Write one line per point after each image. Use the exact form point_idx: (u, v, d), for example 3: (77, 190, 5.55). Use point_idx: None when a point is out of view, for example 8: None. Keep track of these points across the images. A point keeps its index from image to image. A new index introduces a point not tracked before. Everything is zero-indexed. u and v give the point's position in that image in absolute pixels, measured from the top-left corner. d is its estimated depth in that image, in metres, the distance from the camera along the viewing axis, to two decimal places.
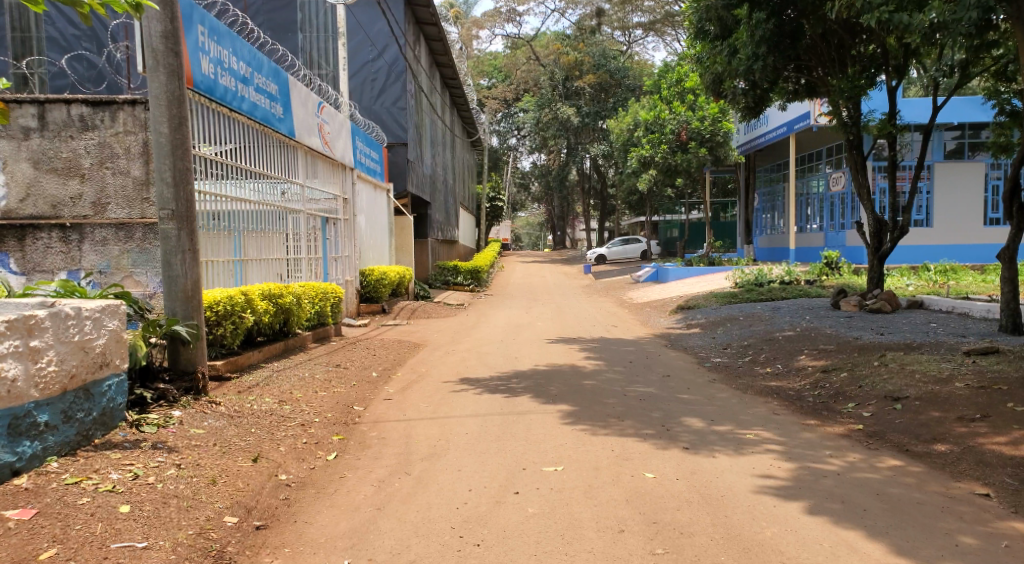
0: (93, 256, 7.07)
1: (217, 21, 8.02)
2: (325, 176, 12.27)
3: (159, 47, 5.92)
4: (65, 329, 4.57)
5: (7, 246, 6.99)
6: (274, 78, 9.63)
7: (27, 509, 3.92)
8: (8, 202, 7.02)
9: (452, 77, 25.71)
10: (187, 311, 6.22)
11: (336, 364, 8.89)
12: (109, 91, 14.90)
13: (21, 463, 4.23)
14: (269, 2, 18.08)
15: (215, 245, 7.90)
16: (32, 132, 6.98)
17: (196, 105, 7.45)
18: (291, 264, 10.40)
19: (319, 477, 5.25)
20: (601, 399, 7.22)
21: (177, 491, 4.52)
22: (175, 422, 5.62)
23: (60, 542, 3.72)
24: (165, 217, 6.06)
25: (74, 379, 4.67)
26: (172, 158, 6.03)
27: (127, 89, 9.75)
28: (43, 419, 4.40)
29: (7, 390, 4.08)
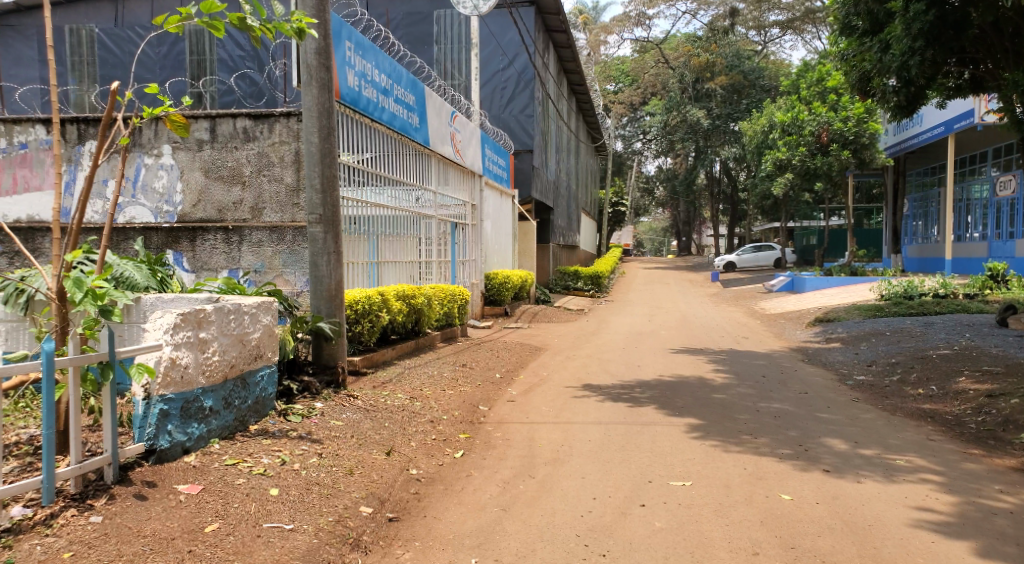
0: (251, 256, 7.67)
1: (362, 36, 8.46)
2: (456, 182, 12.65)
3: (313, 62, 6.36)
4: (227, 323, 4.99)
5: (181, 247, 7.70)
6: (412, 90, 10.05)
7: (195, 485, 4.33)
8: (183, 207, 7.71)
9: (579, 83, 25.73)
10: (331, 309, 6.59)
11: (461, 364, 9.13)
12: (268, 107, 15.80)
13: (190, 442, 4.68)
14: (408, 16, 18.92)
15: (356, 248, 8.37)
16: (205, 144, 7.66)
17: (341, 116, 7.92)
18: (422, 266, 10.81)
19: (447, 474, 5.40)
20: (732, 414, 6.95)
21: (319, 479, 4.81)
22: (317, 413, 5.99)
23: (221, 517, 4.06)
24: (313, 221, 6.48)
25: (234, 368, 5.10)
26: (321, 165, 6.43)
27: (284, 103, 10.53)
28: (208, 404, 4.83)
29: (180, 376, 4.53)
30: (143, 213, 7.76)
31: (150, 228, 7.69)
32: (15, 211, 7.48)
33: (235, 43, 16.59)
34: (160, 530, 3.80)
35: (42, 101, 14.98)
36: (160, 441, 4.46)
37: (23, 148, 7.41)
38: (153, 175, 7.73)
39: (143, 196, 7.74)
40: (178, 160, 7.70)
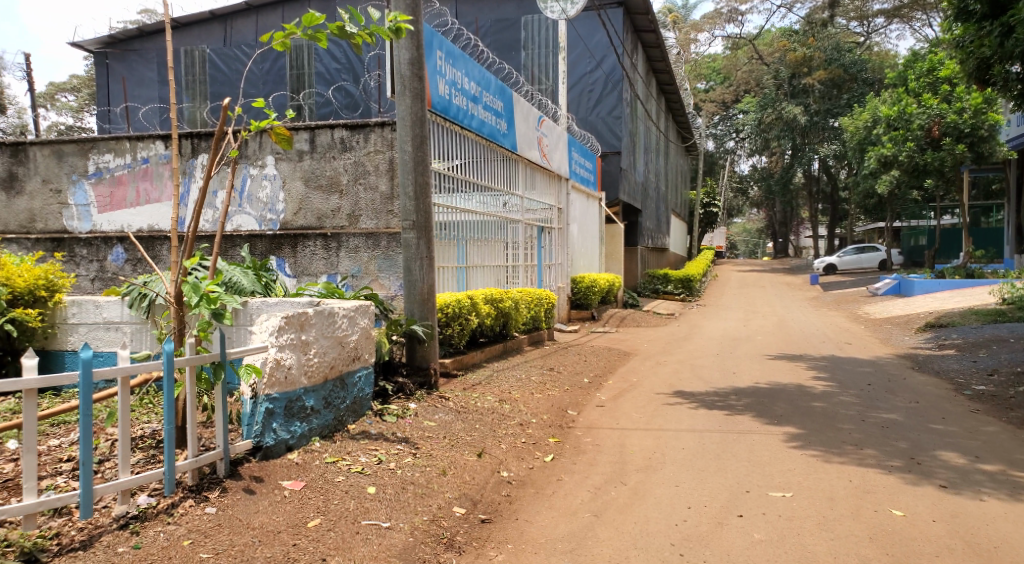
0: (348, 261, 7.94)
1: (453, 45, 8.63)
2: (543, 187, 12.69)
3: (407, 73, 6.52)
4: (328, 325, 5.19)
5: (283, 253, 8.02)
6: (501, 96, 10.16)
7: (298, 481, 4.52)
8: (285, 215, 8.08)
9: (669, 83, 25.28)
10: (423, 312, 6.73)
11: (549, 368, 9.11)
12: (364, 116, 16.34)
13: (294, 440, 4.90)
14: (496, 23, 19.14)
15: (446, 252, 8.54)
16: (305, 154, 8.00)
17: (432, 125, 8.10)
18: (510, 270, 10.91)
19: (538, 478, 5.41)
20: (835, 423, 6.63)
21: (414, 478, 4.92)
22: (412, 414, 6.13)
23: (322, 513, 4.22)
24: (407, 227, 6.64)
25: (333, 369, 5.30)
26: (414, 172, 6.59)
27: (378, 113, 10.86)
28: (310, 403, 5.03)
29: (284, 376, 4.74)
30: (249, 221, 8.16)
31: (256, 236, 8.05)
32: (137, 222, 8.04)
33: (332, 56, 17.26)
34: (267, 523, 3.99)
35: (159, 118, 16.07)
36: (267, 438, 4.69)
37: (144, 163, 7.98)
38: (257, 185, 8.13)
39: (249, 205, 8.15)
40: (281, 170, 8.07)
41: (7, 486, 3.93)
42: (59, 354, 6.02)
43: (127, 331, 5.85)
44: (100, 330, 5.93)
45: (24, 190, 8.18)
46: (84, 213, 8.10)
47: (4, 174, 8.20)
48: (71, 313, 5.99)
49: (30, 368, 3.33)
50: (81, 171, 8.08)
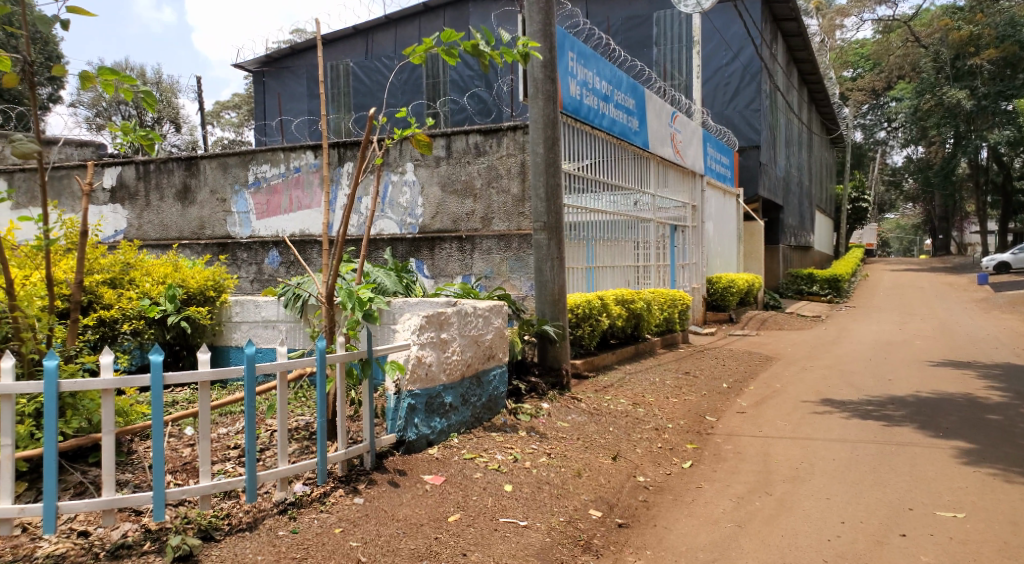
0: (481, 263, 8.05)
1: (585, 45, 8.60)
2: (677, 184, 12.37)
3: (539, 76, 6.55)
4: (464, 324, 5.33)
5: (422, 255, 8.25)
6: (632, 93, 10.01)
7: (438, 475, 4.66)
8: (423, 220, 8.33)
9: (812, 72, 23.89)
10: (555, 313, 6.72)
11: (685, 372, 8.83)
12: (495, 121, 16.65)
13: (434, 435, 5.06)
14: (627, 21, 18.93)
15: (577, 252, 8.49)
16: (441, 160, 8.22)
17: (564, 126, 8.11)
18: (641, 270, 10.71)
19: (676, 484, 5.24)
20: (1014, 439, 5.96)
21: (549, 478, 4.93)
22: (545, 413, 6.15)
23: (462, 508, 4.32)
24: (539, 229, 6.67)
25: (470, 368, 5.42)
26: (546, 174, 6.61)
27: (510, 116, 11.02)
28: (449, 400, 5.18)
29: (425, 373, 4.90)
30: (390, 225, 8.50)
31: (396, 239, 8.36)
32: (289, 227, 8.61)
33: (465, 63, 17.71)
34: (410, 515, 4.14)
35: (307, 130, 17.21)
36: (409, 433, 4.87)
37: (297, 172, 8.56)
38: (398, 191, 8.44)
39: (390, 210, 8.45)
40: (419, 176, 8.35)
41: (185, 468, 4.32)
42: (225, 349, 6.54)
43: (283, 328, 6.28)
44: (259, 327, 6.41)
45: (196, 200, 8.99)
46: (244, 220, 8.78)
47: (179, 186, 9.06)
48: (234, 312, 6.51)
49: (204, 362, 3.66)
50: (243, 182, 8.77)
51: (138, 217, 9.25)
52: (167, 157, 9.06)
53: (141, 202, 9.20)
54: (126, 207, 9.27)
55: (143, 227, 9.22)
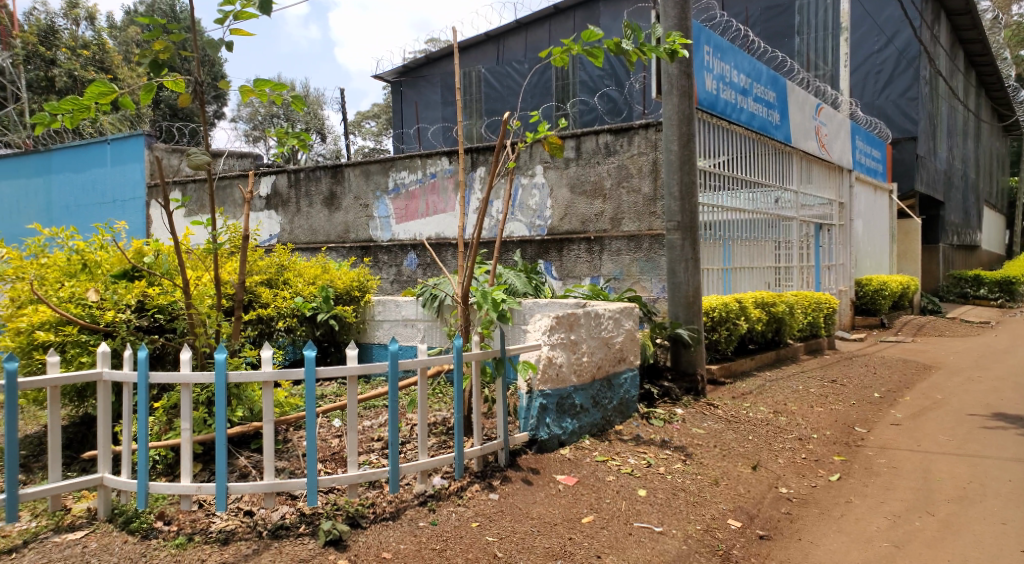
0: (611, 265, 7.65)
1: (722, 38, 8.32)
2: (821, 181, 11.67)
3: (674, 72, 6.41)
4: (595, 326, 5.30)
5: (550, 257, 8.01)
6: (773, 85, 9.57)
7: (571, 476, 4.67)
8: (552, 221, 8.07)
9: (980, 54, 21.74)
10: (689, 316, 6.55)
11: (831, 380, 8.30)
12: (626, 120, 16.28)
13: (566, 436, 5.07)
14: (766, 11, 18.14)
15: (713, 253, 8.20)
16: (571, 161, 7.94)
17: (699, 122, 7.88)
18: (782, 272, 10.19)
19: (823, 497, 4.93)
20: None
21: (685, 485, 4.80)
22: (679, 419, 5.99)
23: (596, 510, 4.30)
24: (672, 228, 6.51)
25: (601, 370, 5.39)
26: (680, 172, 6.45)
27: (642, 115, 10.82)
28: (580, 401, 5.17)
29: (555, 373, 4.92)
30: (519, 227, 8.28)
31: (526, 241, 8.15)
32: (426, 231, 8.93)
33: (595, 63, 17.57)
34: (544, 514, 4.18)
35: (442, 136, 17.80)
36: (541, 432, 4.91)
37: (433, 178, 8.86)
38: (528, 194, 8.24)
39: (520, 212, 8.28)
40: (549, 178, 8.09)
41: (334, 457, 4.59)
42: (369, 346, 6.89)
43: (421, 327, 6.54)
44: (399, 326, 6.71)
45: (341, 206, 9.53)
46: (385, 224, 9.21)
47: (326, 193, 9.65)
48: (377, 311, 6.85)
49: (351, 357, 3.88)
50: (383, 188, 9.20)
51: (290, 223, 9.95)
52: (316, 166, 9.70)
53: (293, 208, 9.91)
54: (280, 213, 10.02)
55: (294, 232, 9.92)
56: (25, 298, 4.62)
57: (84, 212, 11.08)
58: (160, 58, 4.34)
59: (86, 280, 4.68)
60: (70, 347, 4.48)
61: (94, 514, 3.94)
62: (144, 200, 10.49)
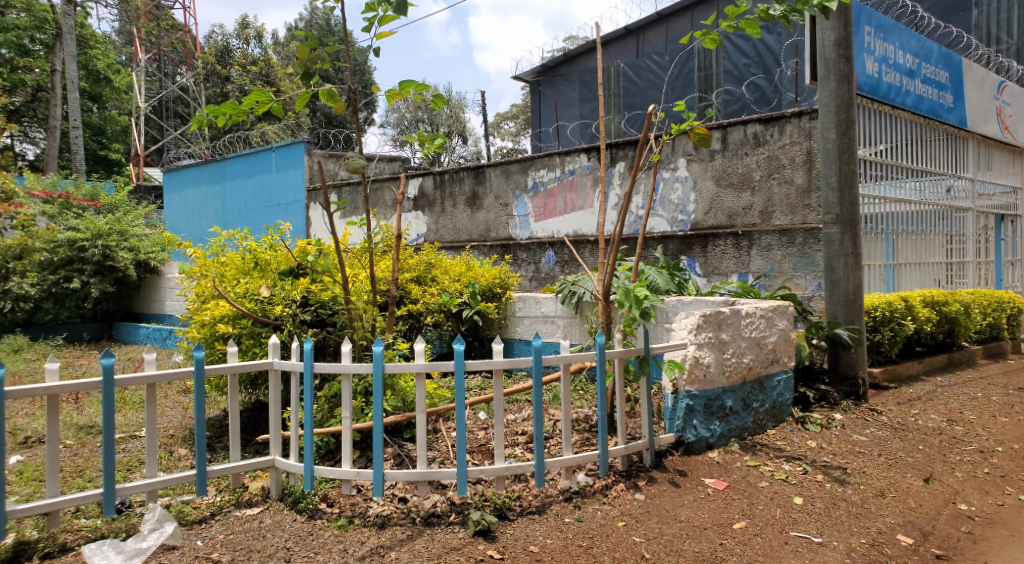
0: (760, 261, 7.27)
1: (885, 17, 7.69)
2: (1003, 167, 10.50)
3: (831, 55, 6.02)
4: (745, 325, 5.07)
5: (693, 253, 7.72)
6: (945, 65, 8.75)
7: (720, 480, 4.50)
8: (696, 216, 7.81)
9: None
10: (849, 315, 6.13)
11: (1017, 387, 7.44)
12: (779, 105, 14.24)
13: (714, 438, 4.89)
14: None
15: (875, 249, 7.61)
16: (716, 154, 7.65)
17: (859, 107, 7.35)
18: (954, 268, 9.26)
19: (1011, 518, 4.43)
20: None
21: (847, 495, 4.49)
22: (838, 425, 5.60)
23: (748, 516, 4.12)
24: (829, 222, 6.11)
25: (752, 371, 5.15)
26: (838, 161, 6.04)
27: (796, 103, 10.03)
28: (729, 403, 4.97)
29: (703, 374, 4.76)
30: (660, 223, 8.09)
31: (667, 236, 7.92)
32: (564, 228, 8.93)
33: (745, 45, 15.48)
34: (693, 518, 4.05)
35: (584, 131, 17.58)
36: (688, 434, 4.77)
37: (571, 175, 8.84)
38: (669, 188, 8.02)
39: (661, 208, 8.09)
40: (692, 171, 7.84)
41: (480, 449, 4.71)
42: (511, 342, 7.00)
43: (561, 323, 6.55)
44: (540, 322, 6.76)
45: (483, 205, 9.77)
46: (524, 222, 9.31)
47: (469, 193, 9.92)
48: (518, 308, 6.94)
49: (497, 352, 3.95)
50: (523, 187, 9.31)
51: (435, 223, 10.35)
52: (459, 167, 10.00)
53: (438, 209, 10.29)
54: (426, 214, 10.46)
55: (439, 231, 10.30)
56: (208, 294, 5.12)
57: (254, 215, 12.09)
58: (311, 68, 4.59)
59: (258, 277, 5.11)
60: (246, 338, 4.91)
61: (267, 492, 4.29)
62: (305, 203, 11.27)
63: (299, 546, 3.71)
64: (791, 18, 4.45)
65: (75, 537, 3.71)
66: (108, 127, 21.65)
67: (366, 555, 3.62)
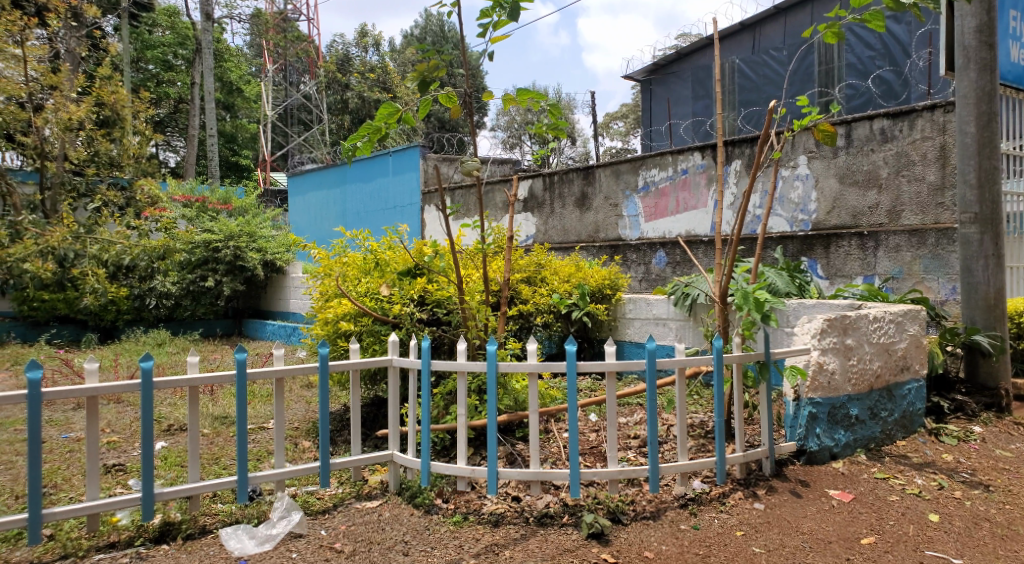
0: (887, 262, 6.81)
1: None
2: None
3: (971, 43, 5.60)
4: (873, 330, 4.78)
5: (814, 253, 7.31)
6: None
7: (846, 493, 4.26)
8: (817, 215, 7.46)
9: None
10: (989, 321, 5.64)
11: None
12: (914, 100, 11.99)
13: (839, 448, 4.64)
14: None
15: (1020, 250, 6.98)
16: (840, 150, 7.26)
17: (1003, 98, 6.78)
18: None
19: None
20: None
21: (990, 515, 4.14)
22: (977, 439, 5.18)
23: (877, 532, 3.87)
24: (967, 221, 5.65)
25: (879, 379, 4.85)
26: (978, 157, 5.58)
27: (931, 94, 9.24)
28: (854, 412, 4.70)
29: (828, 381, 4.53)
30: (780, 222, 7.77)
31: (786, 237, 7.57)
32: (676, 228, 8.75)
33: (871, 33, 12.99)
34: (816, 530, 3.86)
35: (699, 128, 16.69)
36: (811, 443, 4.54)
37: (684, 173, 8.65)
38: (790, 187, 7.70)
39: (781, 207, 7.78)
40: (814, 169, 7.48)
41: (592, 452, 4.68)
42: (621, 343, 6.94)
43: (674, 326, 6.42)
44: (652, 324, 6.65)
45: (591, 206, 9.73)
46: (634, 223, 9.21)
47: (578, 194, 9.90)
48: (628, 309, 6.86)
49: (610, 353, 3.90)
50: (633, 187, 9.20)
51: (544, 224, 10.40)
52: (568, 168, 10.00)
53: (547, 210, 10.34)
54: (535, 215, 10.53)
55: (549, 232, 10.33)
56: (332, 293, 5.37)
57: (372, 218, 12.56)
58: (430, 74, 4.68)
59: (379, 277, 5.32)
60: (367, 335, 5.12)
61: (386, 486, 4.44)
62: (419, 206, 11.59)
63: (417, 540, 3.81)
64: (923, 4, 4.17)
65: (213, 520, 3.96)
66: (239, 135, 23.23)
67: (481, 553, 3.66)
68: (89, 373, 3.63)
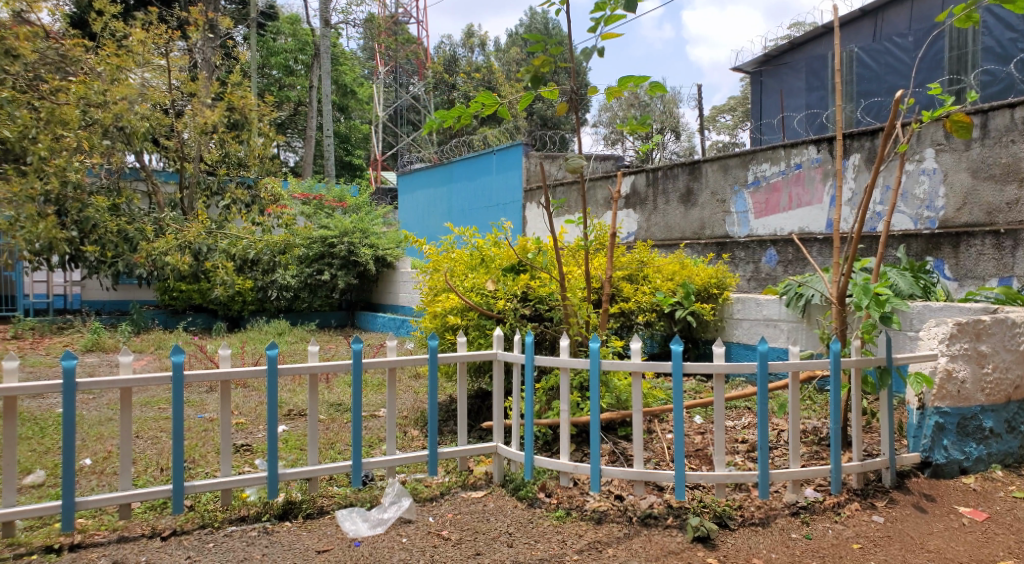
0: None
1: None
2: None
3: None
4: (1011, 337, 4.41)
5: (942, 253, 6.83)
6: None
7: (979, 511, 3.98)
8: (946, 212, 6.97)
9: None
10: None
11: None
12: None
13: (969, 462, 4.33)
14: None
15: None
16: (974, 142, 6.74)
17: None
18: None
19: None
20: None
21: None
22: None
23: (1016, 556, 3.59)
24: None
25: (1018, 390, 4.48)
26: None
27: None
28: (988, 424, 4.37)
29: (957, 390, 4.23)
30: (903, 220, 7.34)
31: (910, 235, 7.12)
32: (789, 225, 8.42)
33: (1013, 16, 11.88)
34: (945, 549, 3.63)
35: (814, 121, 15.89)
36: (936, 455, 4.28)
37: (798, 168, 8.31)
38: (914, 182, 7.24)
39: (904, 204, 7.34)
40: (942, 163, 6.99)
41: (698, 454, 4.59)
42: (729, 344, 6.78)
43: (785, 328, 6.22)
44: (762, 325, 6.46)
45: (697, 202, 9.50)
46: (743, 219, 8.93)
47: (683, 189, 9.70)
48: (736, 309, 6.71)
49: (718, 354, 3.81)
50: (742, 182, 8.92)
51: (647, 220, 10.26)
52: (673, 163, 9.82)
53: (650, 206, 10.19)
54: (637, 211, 10.41)
55: (651, 229, 10.18)
56: (441, 287, 5.54)
57: (476, 215, 12.80)
58: (539, 72, 4.66)
59: (484, 272, 5.45)
60: (473, 330, 5.25)
61: (490, 477, 4.55)
62: (522, 203, 11.72)
63: (521, 532, 3.87)
64: None
65: (330, 502, 4.18)
66: (353, 135, 24.25)
67: (584, 549, 3.68)
68: (223, 359, 3.90)
